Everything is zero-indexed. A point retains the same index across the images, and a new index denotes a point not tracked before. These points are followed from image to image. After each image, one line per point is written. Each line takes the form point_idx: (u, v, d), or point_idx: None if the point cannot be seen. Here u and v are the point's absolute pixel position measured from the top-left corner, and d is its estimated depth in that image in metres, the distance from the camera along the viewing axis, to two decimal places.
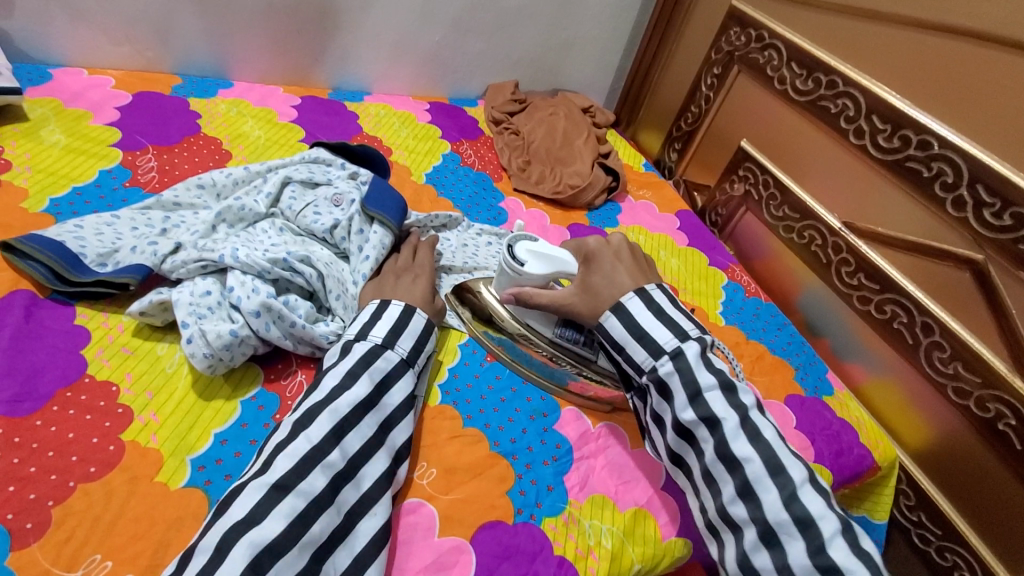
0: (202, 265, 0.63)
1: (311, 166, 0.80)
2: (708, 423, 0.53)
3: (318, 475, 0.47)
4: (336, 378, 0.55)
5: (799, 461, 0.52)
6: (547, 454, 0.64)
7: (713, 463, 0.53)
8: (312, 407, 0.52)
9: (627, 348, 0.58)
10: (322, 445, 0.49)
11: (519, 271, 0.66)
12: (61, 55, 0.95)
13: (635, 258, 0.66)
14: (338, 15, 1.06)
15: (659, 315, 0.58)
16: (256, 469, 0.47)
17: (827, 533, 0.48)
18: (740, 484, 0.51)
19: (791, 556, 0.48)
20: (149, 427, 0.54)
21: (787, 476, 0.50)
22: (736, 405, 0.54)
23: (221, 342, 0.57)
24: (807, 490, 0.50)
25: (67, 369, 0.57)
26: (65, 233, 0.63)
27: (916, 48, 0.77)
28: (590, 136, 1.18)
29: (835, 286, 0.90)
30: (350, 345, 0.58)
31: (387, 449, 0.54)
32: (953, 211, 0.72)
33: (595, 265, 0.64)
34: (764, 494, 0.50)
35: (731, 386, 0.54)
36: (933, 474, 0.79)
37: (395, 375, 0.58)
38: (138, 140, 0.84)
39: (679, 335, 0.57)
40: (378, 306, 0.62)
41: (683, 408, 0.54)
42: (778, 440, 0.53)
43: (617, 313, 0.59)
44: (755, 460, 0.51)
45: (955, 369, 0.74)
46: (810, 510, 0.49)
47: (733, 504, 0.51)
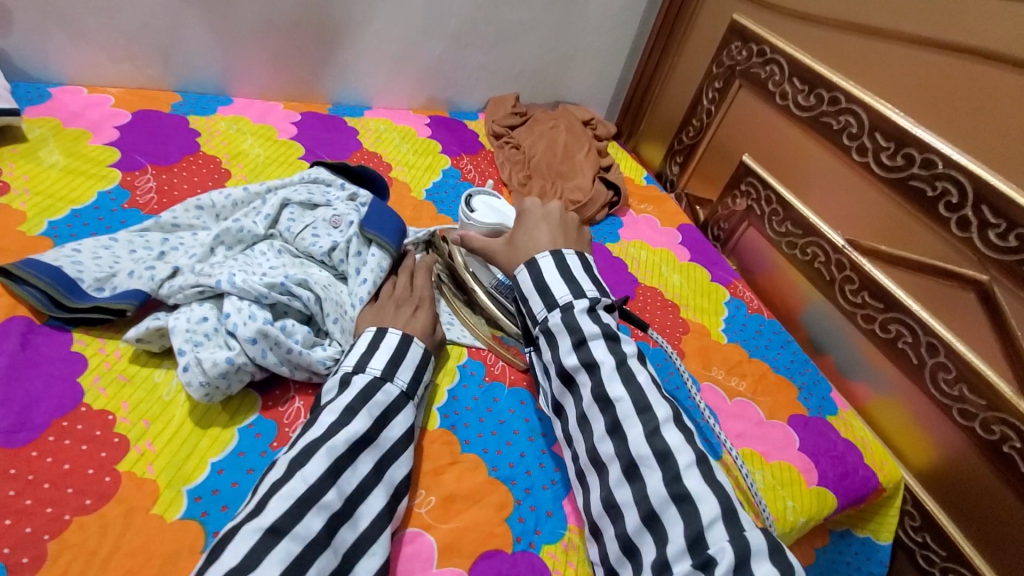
0: (198, 290, 0.62)
1: (311, 186, 0.80)
2: (588, 367, 0.56)
3: (314, 516, 0.47)
4: (333, 414, 0.54)
5: (667, 404, 0.55)
6: (546, 479, 0.63)
7: (589, 406, 0.55)
8: (310, 444, 0.51)
9: (529, 300, 0.62)
10: (319, 485, 0.49)
11: (469, 215, 0.79)
12: (61, 73, 0.95)
13: (563, 224, 0.70)
14: (338, 30, 1.06)
15: (564, 273, 0.62)
16: (250, 510, 0.47)
17: (682, 464, 0.50)
18: (609, 421, 0.53)
19: (648, 486, 0.50)
20: (145, 457, 0.54)
21: (653, 414, 0.53)
22: (615, 351, 0.57)
23: (217, 370, 0.56)
24: (670, 427, 0.52)
25: (64, 398, 0.56)
26: (62, 257, 0.63)
27: (919, 65, 0.76)
28: (591, 149, 1.17)
29: (838, 303, 0.90)
30: (349, 378, 0.58)
31: (385, 485, 0.54)
32: (958, 231, 0.71)
33: (522, 222, 0.69)
34: (630, 430, 0.52)
35: (613, 335, 0.58)
36: (938, 495, 0.78)
37: (395, 409, 0.58)
38: (137, 160, 0.84)
39: (575, 291, 0.60)
40: (375, 336, 0.62)
41: (567, 353, 0.57)
42: (650, 385, 0.56)
43: (528, 268, 0.63)
44: (626, 400, 0.54)
45: (960, 391, 0.73)
46: (669, 443, 0.51)
47: (602, 442, 0.53)
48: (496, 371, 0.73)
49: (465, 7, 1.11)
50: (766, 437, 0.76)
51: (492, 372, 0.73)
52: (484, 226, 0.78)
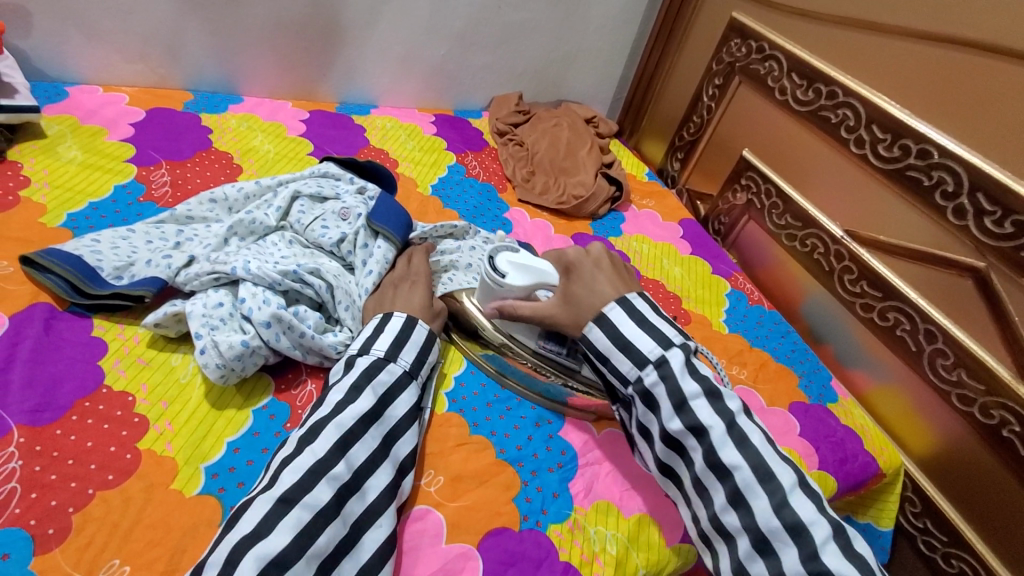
0: (214, 277, 0.64)
1: (321, 180, 0.82)
2: (696, 432, 0.53)
3: (324, 488, 0.49)
4: (340, 393, 0.56)
5: (786, 465, 0.52)
6: (552, 462, 0.65)
7: (704, 473, 0.53)
8: (318, 420, 0.53)
9: (612, 359, 0.58)
10: (327, 459, 0.50)
11: (501, 283, 0.66)
12: (77, 73, 0.97)
13: (616, 268, 0.64)
14: (346, 30, 1.08)
15: (641, 324, 0.58)
16: (264, 483, 0.49)
17: (819, 539, 0.48)
18: (731, 492, 0.52)
19: (785, 562, 0.49)
20: (164, 436, 0.56)
21: (777, 482, 0.51)
22: (722, 412, 0.54)
23: (233, 352, 0.58)
24: (798, 495, 0.50)
25: (85, 380, 0.58)
26: (83, 247, 0.65)
27: (915, 59, 0.78)
28: (593, 146, 1.19)
29: (837, 293, 0.91)
30: (353, 360, 0.59)
31: (391, 461, 0.55)
32: (954, 219, 0.73)
33: (575, 276, 0.63)
34: (755, 501, 0.51)
35: (716, 392, 0.55)
36: (938, 480, 0.79)
37: (397, 388, 0.59)
38: (152, 155, 0.86)
39: (662, 342, 0.57)
40: (381, 320, 0.63)
41: (671, 418, 0.54)
42: (766, 445, 0.53)
43: (599, 324, 0.59)
44: (745, 468, 0.52)
45: (958, 376, 0.74)
46: (801, 515, 0.49)
47: (726, 513, 0.52)
48: None
49: (470, 8, 1.13)
50: (767, 423, 0.78)
51: None
52: (520, 292, 0.65)
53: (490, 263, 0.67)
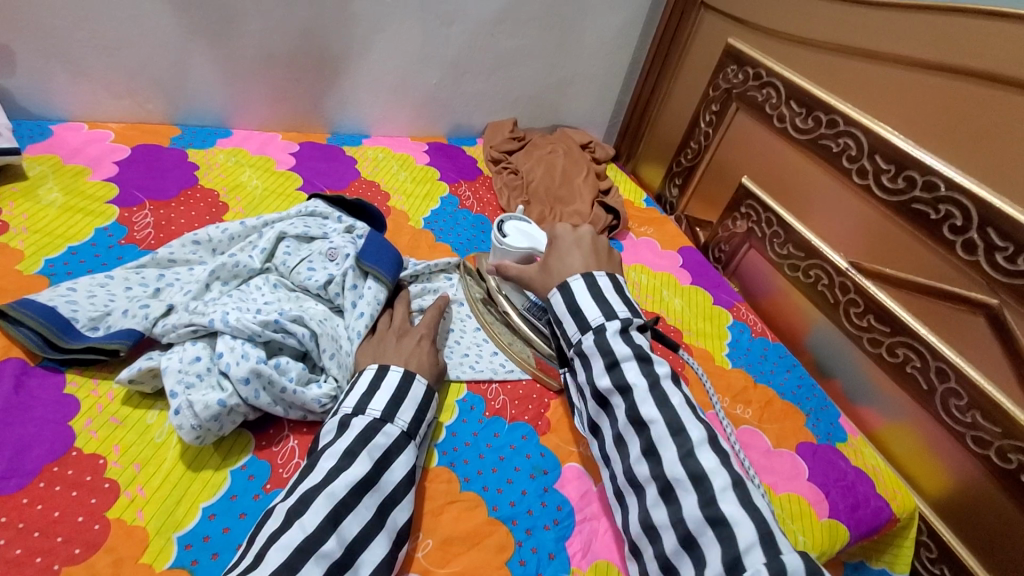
0: (192, 329, 0.61)
1: (308, 219, 0.80)
2: (621, 390, 0.55)
3: (312, 567, 0.46)
4: (333, 458, 0.53)
5: (702, 424, 0.53)
6: (548, 518, 0.62)
7: (625, 428, 0.55)
8: (308, 490, 0.50)
9: (563, 324, 0.62)
10: (317, 535, 0.47)
11: (502, 241, 0.76)
12: (63, 110, 0.96)
13: (596, 249, 0.69)
14: (336, 62, 1.07)
15: (595, 295, 0.61)
16: (246, 563, 0.45)
17: (718, 487, 0.48)
18: (645, 443, 0.52)
19: (684, 508, 0.48)
20: (135, 503, 0.53)
21: (686, 435, 0.51)
22: (649, 373, 0.55)
23: (209, 413, 0.55)
24: (705, 449, 0.51)
25: (55, 443, 0.55)
26: (57, 297, 0.63)
27: (918, 88, 0.76)
28: (590, 172, 1.17)
29: (843, 326, 0.88)
30: (348, 420, 0.56)
31: (387, 531, 0.52)
32: (964, 254, 0.70)
33: (555, 248, 0.69)
34: (665, 452, 0.51)
35: (646, 356, 0.56)
36: (955, 526, 0.75)
37: (395, 450, 0.56)
38: (136, 195, 0.84)
39: (607, 312, 0.60)
40: (376, 374, 0.61)
41: (600, 375, 0.56)
42: (686, 406, 0.54)
43: (561, 291, 0.63)
44: (660, 422, 0.52)
45: (973, 418, 0.71)
46: (704, 465, 0.50)
47: (638, 463, 0.53)
48: (497, 406, 0.72)
49: (461, 37, 1.12)
50: (774, 467, 0.74)
51: (493, 407, 0.72)
52: (517, 253, 0.75)
53: (500, 226, 0.78)
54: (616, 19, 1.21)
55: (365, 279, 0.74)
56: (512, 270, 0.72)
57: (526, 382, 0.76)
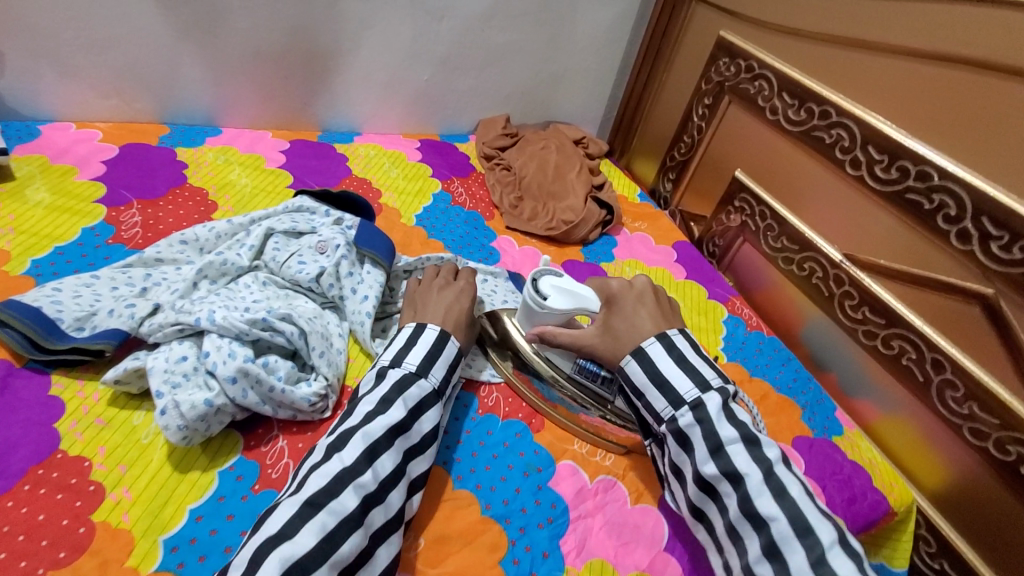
0: (178, 328, 0.60)
1: (295, 215, 0.79)
2: (731, 477, 0.52)
3: (350, 494, 0.49)
4: (370, 404, 0.56)
5: (830, 522, 0.48)
6: (542, 517, 0.61)
7: (738, 520, 0.51)
8: (349, 429, 0.54)
9: (648, 394, 0.58)
10: (355, 467, 0.51)
11: (542, 305, 0.67)
12: (50, 110, 0.95)
13: (659, 301, 0.65)
14: (326, 59, 1.06)
15: (683, 364, 0.58)
16: (291, 488, 0.50)
17: None
18: (766, 543, 0.48)
19: None
20: (121, 505, 0.52)
21: (816, 537, 0.47)
22: (759, 459, 0.52)
23: (195, 413, 0.54)
24: (838, 554, 0.46)
25: (40, 445, 0.55)
26: (42, 297, 0.62)
27: (910, 77, 0.75)
28: (583, 168, 1.16)
29: (838, 319, 0.87)
30: (385, 372, 0.60)
31: (407, 479, 0.55)
32: (958, 243, 0.70)
33: (617, 308, 0.63)
34: (792, 556, 0.47)
35: (754, 439, 0.53)
36: (954, 518, 0.75)
37: (426, 404, 0.59)
38: (123, 195, 0.83)
39: (700, 384, 0.56)
40: (414, 332, 0.64)
41: (704, 460, 0.53)
42: (807, 499, 0.50)
43: (639, 357, 0.59)
44: (781, 519, 0.48)
45: (970, 409, 0.71)
46: (842, 574, 0.45)
47: (759, 564, 0.49)
48: (490, 403, 0.71)
49: (452, 32, 1.11)
50: None
51: (486, 404, 0.71)
52: (561, 315, 0.66)
53: (533, 286, 0.68)
54: (608, 13, 1.20)
55: (363, 264, 0.75)
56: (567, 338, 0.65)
57: None
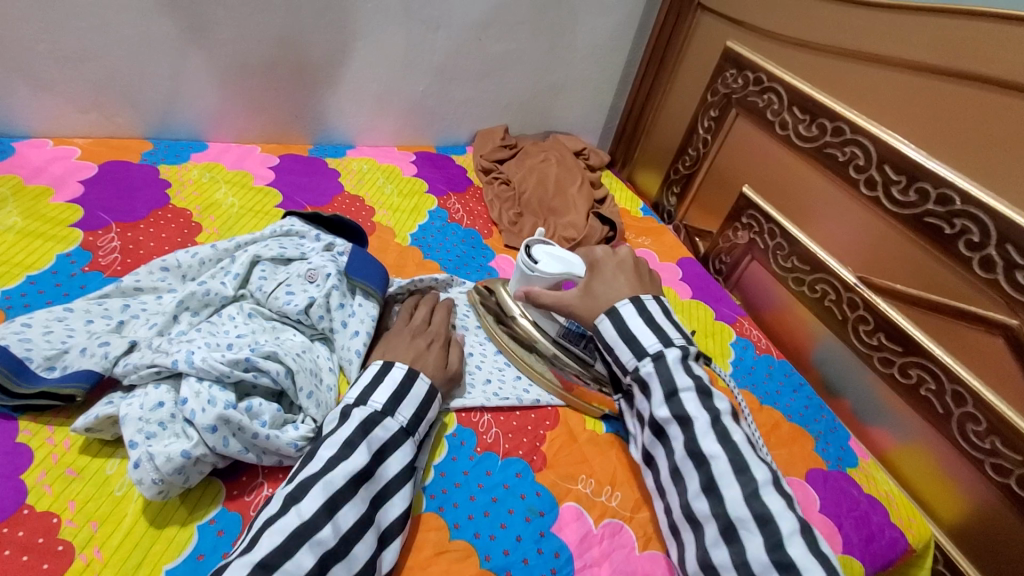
0: (155, 370, 0.56)
1: (283, 240, 0.75)
2: (680, 421, 0.56)
3: (305, 554, 0.46)
4: (332, 448, 0.53)
5: (766, 464, 0.53)
6: (545, 567, 0.57)
7: (682, 461, 0.55)
8: (307, 478, 0.51)
9: (615, 348, 0.61)
10: (313, 521, 0.48)
11: (532, 268, 0.73)
12: (25, 126, 0.91)
13: (638, 272, 0.69)
14: (317, 70, 1.02)
15: (648, 320, 0.61)
16: (243, 546, 0.46)
17: (785, 531, 0.49)
18: (705, 479, 0.53)
19: (748, 550, 0.49)
20: (90, 567, 0.48)
21: (751, 475, 0.52)
22: (709, 407, 0.56)
23: (171, 466, 0.51)
24: (770, 491, 0.51)
25: (3, 501, 0.51)
26: (9, 333, 0.58)
27: (928, 95, 0.72)
28: (584, 181, 1.13)
29: (852, 344, 0.84)
30: (349, 410, 0.57)
31: (376, 528, 0.52)
32: (981, 272, 0.66)
33: (598, 273, 0.68)
34: (727, 491, 0.52)
35: (707, 389, 0.56)
36: (974, 556, 0.71)
37: (393, 444, 0.56)
38: (101, 217, 0.79)
39: (664, 339, 0.60)
40: (380, 369, 0.61)
41: (659, 405, 0.57)
42: (748, 443, 0.55)
43: (610, 316, 0.62)
44: (722, 459, 0.53)
45: (992, 444, 0.67)
46: (770, 508, 0.50)
47: (697, 500, 0.53)
48: (488, 440, 0.67)
49: (448, 42, 1.07)
50: None
51: (485, 441, 0.67)
52: (551, 279, 0.72)
53: (527, 253, 0.75)
54: (609, 21, 1.16)
55: (354, 295, 0.73)
56: (549, 298, 0.68)
57: (521, 412, 0.72)
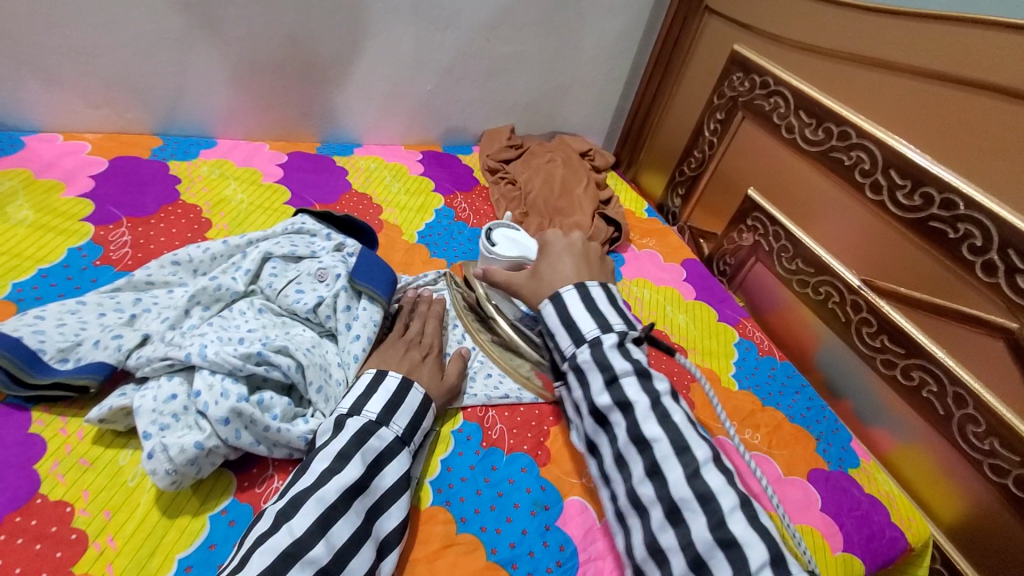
0: (167, 363, 0.57)
1: (295, 237, 0.76)
2: (622, 406, 0.55)
3: (297, 573, 0.46)
4: (325, 460, 0.53)
5: (705, 442, 0.53)
6: (550, 560, 0.58)
7: (626, 446, 0.54)
8: (299, 493, 0.50)
9: (557, 336, 0.61)
10: (305, 539, 0.48)
11: (490, 249, 0.80)
12: (36, 120, 0.91)
13: (586, 254, 0.70)
14: (326, 69, 1.02)
15: (589, 306, 0.61)
16: (232, 565, 0.46)
17: (725, 507, 0.48)
18: (648, 462, 0.52)
19: (692, 530, 0.48)
20: (104, 555, 0.49)
21: (691, 454, 0.51)
22: (648, 389, 0.55)
23: (184, 457, 0.52)
24: (710, 468, 0.51)
25: (17, 489, 0.51)
26: (23, 326, 0.58)
27: (933, 100, 0.72)
28: (590, 182, 1.13)
29: (855, 346, 0.85)
30: (343, 421, 0.57)
31: (373, 540, 0.52)
32: (983, 276, 0.67)
33: (546, 253, 0.70)
34: (670, 472, 0.51)
35: (646, 372, 0.56)
36: (973, 556, 0.72)
37: (387, 455, 0.57)
38: (112, 212, 0.80)
39: (602, 325, 0.59)
40: (372, 380, 0.62)
41: (599, 392, 0.56)
42: (688, 423, 0.54)
43: (553, 303, 0.62)
44: (663, 440, 0.52)
45: (991, 446, 0.68)
46: (711, 485, 0.50)
47: (642, 484, 0.52)
48: (494, 435, 0.68)
49: (456, 42, 1.08)
50: (784, 497, 0.71)
51: (491, 437, 0.68)
52: (506, 260, 0.80)
53: (486, 237, 0.83)
54: (616, 24, 1.17)
55: (359, 299, 0.72)
56: (500, 275, 0.71)
57: (524, 408, 0.72)
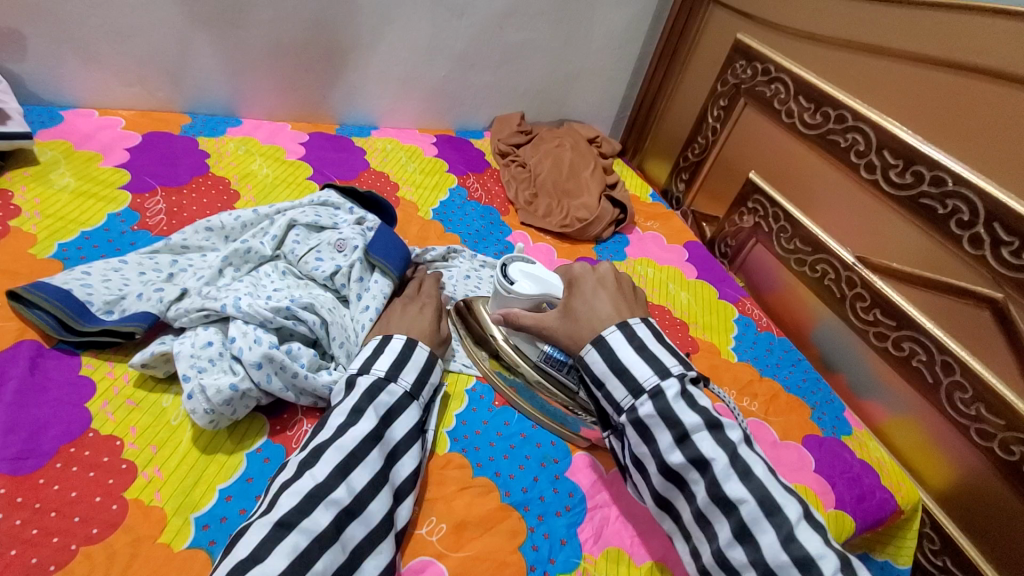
0: (204, 314, 0.62)
1: (320, 209, 0.81)
2: (698, 464, 0.51)
3: (322, 511, 0.49)
4: (341, 415, 0.57)
5: (792, 496, 0.50)
6: (560, 505, 0.62)
7: (706, 506, 0.50)
8: (319, 444, 0.54)
9: (608, 386, 0.56)
10: (327, 483, 0.51)
11: (509, 289, 0.68)
12: (72, 96, 0.96)
13: (619, 287, 0.65)
14: (346, 52, 1.07)
15: (640, 350, 0.56)
16: (263, 507, 0.49)
17: (829, 572, 0.45)
18: (736, 526, 0.48)
19: None
20: (152, 484, 0.53)
21: (782, 514, 0.48)
22: (723, 443, 0.51)
23: (221, 398, 0.56)
24: (804, 528, 0.48)
25: (71, 424, 0.56)
26: (72, 280, 0.63)
27: (926, 84, 0.76)
28: (597, 166, 1.18)
29: (849, 320, 0.89)
30: (354, 380, 0.60)
31: (390, 486, 0.56)
32: (970, 248, 0.71)
33: (577, 290, 0.64)
34: (762, 536, 0.48)
35: (716, 423, 0.52)
36: (958, 517, 0.76)
37: (398, 408, 0.60)
38: (148, 182, 0.84)
39: (659, 371, 0.55)
40: (380, 341, 0.64)
41: (670, 449, 0.52)
42: (769, 476, 0.50)
43: (597, 347, 0.57)
44: (750, 501, 0.48)
45: (977, 411, 0.72)
46: (809, 549, 0.46)
47: (731, 548, 0.49)
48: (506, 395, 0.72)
49: (470, 29, 1.12)
50: (780, 459, 0.75)
51: (502, 396, 0.72)
52: (526, 300, 0.67)
53: (502, 270, 0.69)
54: (624, 13, 1.21)
55: (372, 273, 0.75)
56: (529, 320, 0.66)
57: None
